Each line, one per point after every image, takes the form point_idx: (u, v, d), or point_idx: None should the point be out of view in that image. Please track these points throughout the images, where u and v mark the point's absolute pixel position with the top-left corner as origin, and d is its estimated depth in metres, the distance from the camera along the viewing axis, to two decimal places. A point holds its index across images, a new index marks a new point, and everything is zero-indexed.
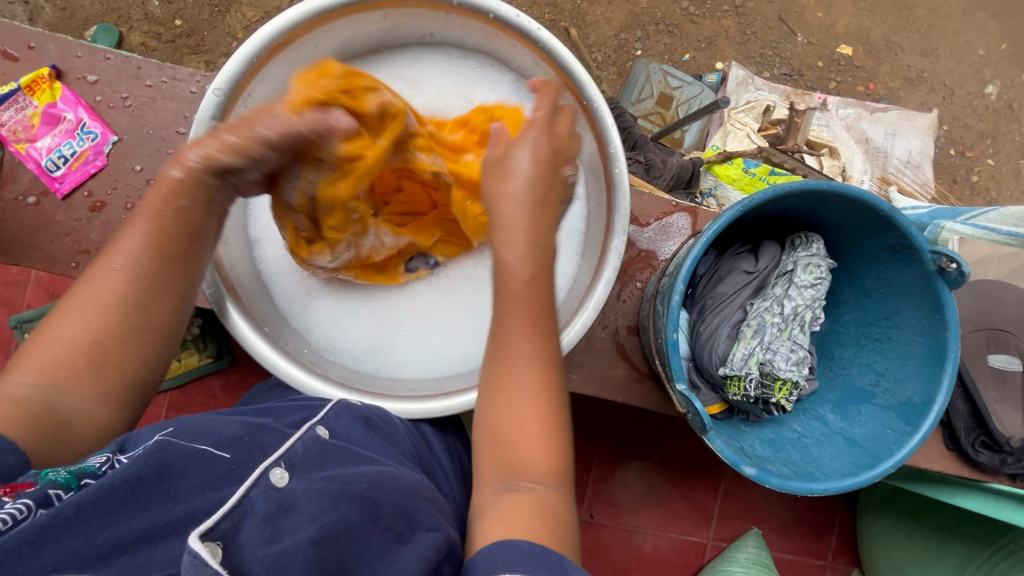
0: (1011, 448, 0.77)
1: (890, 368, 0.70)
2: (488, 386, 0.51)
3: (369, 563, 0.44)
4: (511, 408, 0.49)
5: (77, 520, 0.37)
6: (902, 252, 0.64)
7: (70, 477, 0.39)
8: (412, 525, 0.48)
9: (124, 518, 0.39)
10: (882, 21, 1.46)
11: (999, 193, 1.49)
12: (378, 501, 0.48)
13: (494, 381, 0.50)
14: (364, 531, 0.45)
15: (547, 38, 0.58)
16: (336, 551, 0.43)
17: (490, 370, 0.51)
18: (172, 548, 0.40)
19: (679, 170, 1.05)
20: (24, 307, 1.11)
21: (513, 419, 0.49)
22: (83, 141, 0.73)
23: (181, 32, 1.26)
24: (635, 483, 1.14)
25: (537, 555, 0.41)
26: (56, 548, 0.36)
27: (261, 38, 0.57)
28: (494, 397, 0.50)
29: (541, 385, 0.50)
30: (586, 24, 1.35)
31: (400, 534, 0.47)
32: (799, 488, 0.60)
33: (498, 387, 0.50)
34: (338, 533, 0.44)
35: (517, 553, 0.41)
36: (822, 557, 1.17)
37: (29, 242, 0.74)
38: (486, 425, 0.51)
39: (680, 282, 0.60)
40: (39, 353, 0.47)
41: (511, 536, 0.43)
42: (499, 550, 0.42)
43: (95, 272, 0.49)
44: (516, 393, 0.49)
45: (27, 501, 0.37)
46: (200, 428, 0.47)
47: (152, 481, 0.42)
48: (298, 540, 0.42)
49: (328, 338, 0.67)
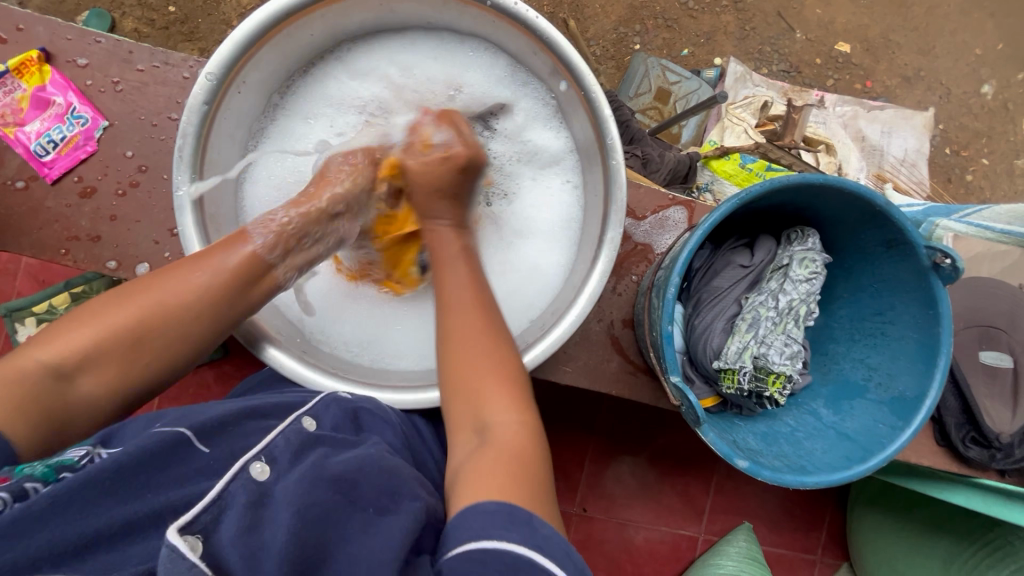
0: (1000, 444, 0.78)
1: (882, 362, 0.70)
2: (441, 338, 0.54)
3: (350, 539, 0.43)
4: (468, 348, 0.52)
5: (51, 515, 0.37)
6: (897, 248, 0.64)
7: (47, 470, 0.40)
8: (396, 500, 0.47)
9: (102, 511, 0.39)
10: (880, 19, 1.46)
11: (993, 192, 1.49)
12: (358, 481, 0.47)
13: (447, 329, 0.54)
14: (343, 511, 0.44)
15: (545, 27, 0.58)
16: (314, 534, 0.42)
17: (441, 323, 0.54)
18: (149, 544, 0.39)
19: (676, 164, 1.05)
20: (14, 295, 1.09)
21: (469, 360, 0.52)
22: (72, 126, 0.72)
23: (175, 19, 1.24)
24: (628, 477, 1.14)
25: (505, 516, 0.41)
26: (32, 541, 0.36)
27: (253, 22, 0.56)
28: (450, 346, 0.53)
29: (490, 334, 0.53)
30: (584, 17, 1.34)
31: (383, 509, 0.46)
32: (792, 481, 0.60)
33: (449, 332, 0.54)
34: (316, 516, 0.43)
35: (484, 517, 0.41)
36: (812, 551, 1.18)
37: (18, 227, 0.73)
38: (451, 370, 0.52)
39: (675, 274, 0.60)
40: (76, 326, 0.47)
41: (476, 500, 0.43)
42: (465, 518, 0.42)
43: (170, 283, 0.50)
44: (471, 341, 0.52)
45: (1, 494, 0.37)
46: (181, 419, 0.49)
47: (131, 471, 0.42)
48: (274, 538, 0.40)
49: (323, 330, 0.66)
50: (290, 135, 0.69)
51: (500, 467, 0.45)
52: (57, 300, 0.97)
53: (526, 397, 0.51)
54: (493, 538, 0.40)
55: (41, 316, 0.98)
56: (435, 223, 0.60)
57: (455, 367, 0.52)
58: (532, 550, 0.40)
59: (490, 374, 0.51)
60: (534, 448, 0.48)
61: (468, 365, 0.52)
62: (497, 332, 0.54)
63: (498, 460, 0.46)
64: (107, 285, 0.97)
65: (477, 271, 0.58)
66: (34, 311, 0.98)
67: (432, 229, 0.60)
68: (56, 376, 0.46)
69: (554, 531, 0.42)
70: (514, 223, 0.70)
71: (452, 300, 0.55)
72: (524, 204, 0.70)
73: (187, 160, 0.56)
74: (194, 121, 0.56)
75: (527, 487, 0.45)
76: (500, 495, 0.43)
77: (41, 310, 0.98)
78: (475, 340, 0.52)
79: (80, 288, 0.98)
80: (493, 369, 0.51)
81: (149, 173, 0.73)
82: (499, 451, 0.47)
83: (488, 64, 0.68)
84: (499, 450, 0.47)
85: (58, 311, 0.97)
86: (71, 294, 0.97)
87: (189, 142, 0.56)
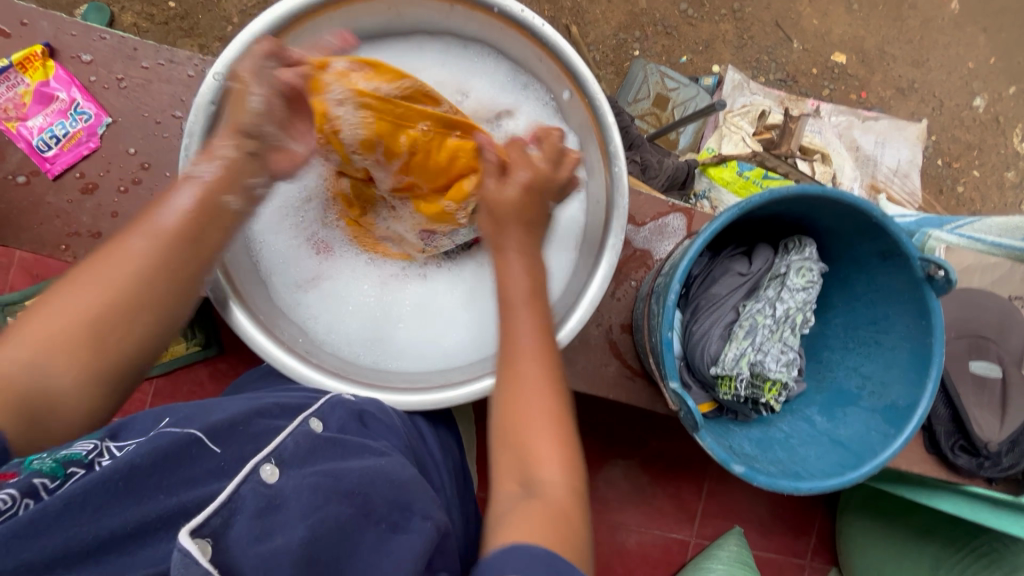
0: (988, 452, 0.80)
1: (875, 371, 0.71)
2: (497, 386, 0.54)
3: (362, 556, 0.45)
4: (527, 408, 0.52)
5: (67, 514, 0.38)
6: (892, 259, 0.66)
7: (56, 466, 0.39)
8: (407, 515, 0.50)
9: (115, 512, 0.40)
10: (876, 31, 1.48)
11: (982, 205, 1.52)
12: (369, 495, 0.49)
13: (508, 382, 0.54)
14: (356, 525, 0.47)
15: (552, 34, 0.58)
16: (325, 550, 0.43)
17: (503, 372, 0.54)
18: (161, 547, 0.40)
19: (675, 171, 1.06)
20: (6, 289, 1.09)
21: (526, 412, 0.52)
22: (75, 121, 0.72)
23: (175, 15, 1.24)
24: (620, 480, 1.15)
25: (545, 560, 0.42)
26: (47, 541, 0.36)
27: (261, 24, 0.56)
28: (506, 398, 0.53)
29: (552, 388, 0.54)
30: (585, 22, 1.35)
31: (395, 525, 0.48)
32: (787, 487, 0.61)
33: (512, 384, 0.53)
34: (327, 531, 0.44)
35: (529, 559, 0.42)
36: (801, 555, 1.19)
37: (18, 223, 0.73)
38: (505, 430, 0.53)
39: (676, 282, 0.61)
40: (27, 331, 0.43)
41: (525, 542, 0.44)
42: (509, 554, 0.42)
43: (113, 250, 0.47)
44: (530, 390, 0.53)
45: (12, 491, 0.37)
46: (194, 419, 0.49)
47: (146, 471, 0.42)
48: (289, 542, 0.42)
49: (327, 329, 0.66)
50: None
51: (546, 518, 0.46)
52: None
53: (575, 455, 0.52)
54: None
55: None
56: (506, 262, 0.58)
57: (517, 421, 0.52)
58: None
59: (548, 435, 0.52)
60: (578, 506, 0.49)
61: (530, 424, 0.52)
62: (558, 386, 0.54)
63: (547, 516, 0.47)
64: None
65: (544, 317, 0.56)
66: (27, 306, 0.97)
67: (501, 263, 0.58)
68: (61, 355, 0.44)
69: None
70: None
71: (516, 349, 0.54)
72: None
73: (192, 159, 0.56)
74: (200, 120, 0.56)
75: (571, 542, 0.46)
76: (542, 541, 0.44)
77: None
78: (536, 398, 0.53)
79: None
80: (550, 420, 0.52)
81: (152, 171, 0.73)
82: (543, 505, 0.48)
83: (490, 70, 0.69)
84: (546, 504, 0.48)
85: None
86: None
87: (194, 142, 0.56)
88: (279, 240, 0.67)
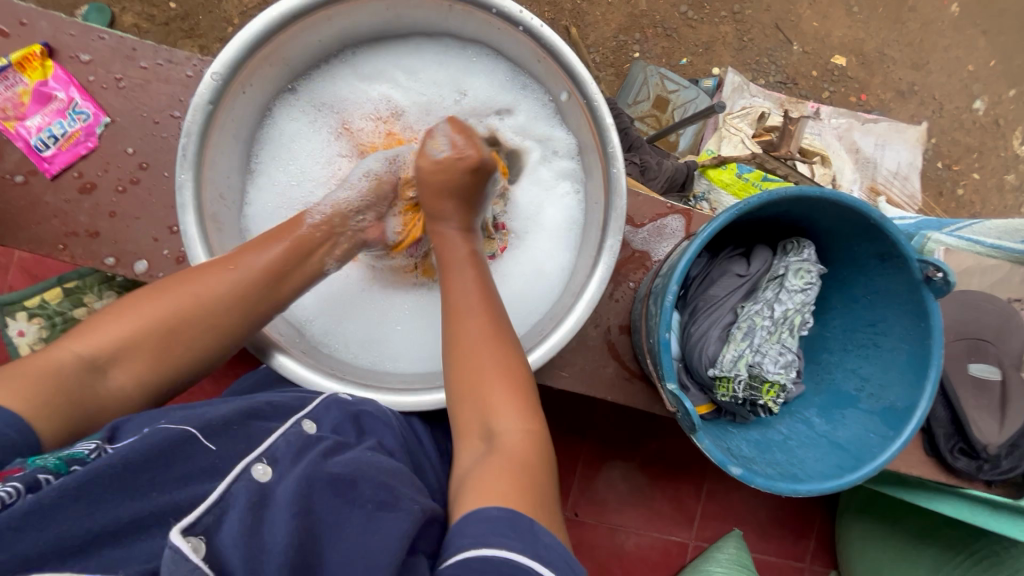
0: (988, 454, 0.80)
1: (874, 373, 0.71)
2: (449, 345, 0.55)
3: (348, 539, 0.44)
4: (477, 357, 0.53)
5: (62, 507, 0.38)
6: (890, 260, 0.65)
7: (59, 463, 0.41)
8: (394, 496, 0.48)
9: (110, 505, 0.40)
10: (876, 34, 1.48)
11: (983, 207, 1.52)
12: (357, 481, 0.48)
13: (453, 338, 0.55)
14: (342, 510, 0.45)
15: (550, 35, 0.58)
16: (311, 539, 0.43)
17: (451, 332, 0.55)
18: (155, 542, 0.40)
19: (674, 172, 1.06)
20: (5, 290, 1.09)
21: (477, 362, 0.53)
22: (74, 121, 0.72)
23: (176, 15, 1.24)
24: (619, 482, 1.15)
25: (506, 523, 0.41)
26: (42, 534, 0.37)
27: (259, 25, 0.56)
28: (457, 353, 0.54)
29: (498, 336, 0.54)
30: (585, 23, 1.36)
31: (383, 505, 0.47)
32: (784, 489, 0.61)
33: (456, 341, 0.55)
34: (315, 523, 0.44)
35: (487, 524, 0.41)
36: (801, 558, 1.19)
37: (15, 222, 0.73)
38: (460, 384, 0.53)
39: (673, 282, 0.60)
40: (107, 327, 0.50)
41: (482, 505, 0.43)
42: (467, 523, 0.42)
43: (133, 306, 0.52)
44: (481, 348, 0.53)
45: (16, 485, 0.38)
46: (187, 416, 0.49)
47: (139, 468, 0.42)
48: (275, 540, 0.41)
49: (325, 332, 0.66)
50: (292, 135, 0.69)
51: (505, 472, 0.46)
52: (49, 295, 0.96)
53: (533, 404, 0.52)
54: (492, 544, 0.40)
55: (32, 311, 0.97)
56: (442, 225, 0.62)
57: (468, 372, 0.53)
58: (532, 559, 0.40)
59: (501, 381, 0.52)
60: (538, 455, 0.49)
61: (482, 372, 0.52)
62: (504, 338, 0.54)
63: (509, 469, 0.46)
64: (100, 281, 0.95)
65: (483, 278, 0.59)
66: (26, 305, 0.97)
67: (441, 231, 0.62)
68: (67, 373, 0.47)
69: (555, 540, 0.42)
70: (522, 218, 0.72)
71: (457, 307, 0.56)
72: (523, 194, 0.72)
73: (190, 158, 0.56)
74: (198, 120, 0.56)
75: (536, 496, 0.45)
76: (504, 502, 0.43)
77: (33, 305, 0.96)
78: (486, 351, 0.53)
79: (72, 283, 0.97)
80: (499, 367, 0.52)
81: (149, 170, 0.73)
82: (503, 458, 0.47)
83: (490, 71, 0.69)
84: (506, 456, 0.48)
85: (50, 306, 0.96)
86: (64, 290, 0.96)
87: (193, 141, 0.56)
88: None
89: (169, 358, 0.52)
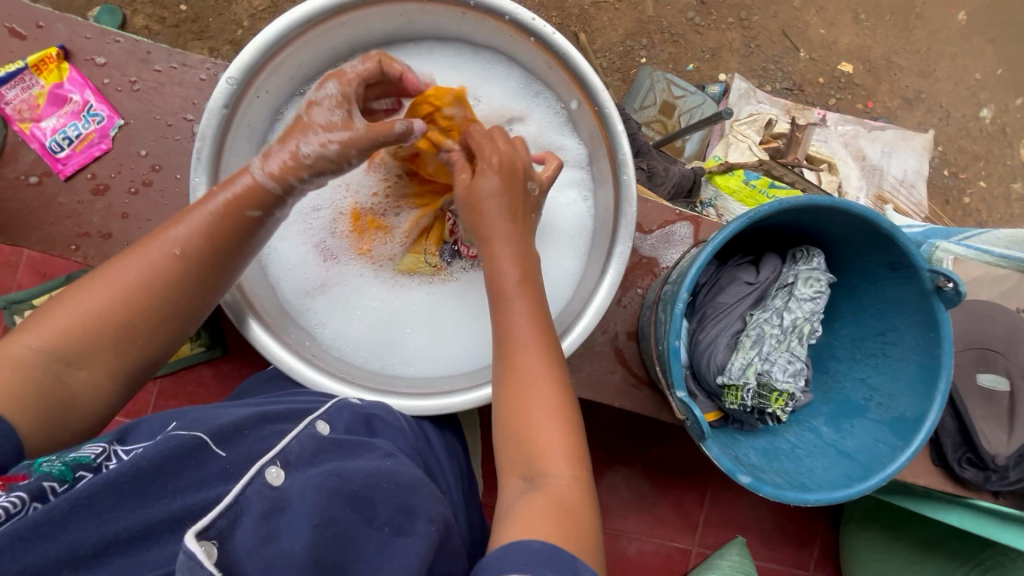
0: (996, 466, 0.79)
1: (883, 383, 0.71)
2: (503, 379, 0.53)
3: (366, 559, 0.45)
4: (529, 402, 0.52)
5: (71, 516, 0.38)
6: (901, 270, 0.65)
7: (66, 469, 0.41)
8: (412, 518, 0.49)
9: (120, 516, 0.40)
10: (883, 41, 1.48)
11: (989, 215, 1.52)
12: (374, 499, 0.48)
13: (507, 377, 0.53)
14: (358, 529, 0.46)
15: (562, 43, 0.59)
16: (330, 552, 0.44)
17: (504, 365, 0.53)
18: (166, 549, 0.41)
19: (681, 178, 1.07)
20: (14, 288, 1.10)
21: (530, 411, 0.52)
22: (88, 123, 0.73)
23: (186, 17, 1.25)
24: (623, 488, 1.15)
25: (548, 556, 0.42)
26: (52, 544, 0.38)
27: (275, 29, 0.57)
28: (510, 390, 0.52)
29: (548, 374, 0.52)
30: (593, 29, 1.36)
31: (398, 528, 0.48)
32: (793, 498, 0.61)
33: (509, 379, 0.53)
34: (335, 533, 0.45)
35: (528, 554, 0.42)
36: (804, 566, 1.18)
37: (29, 223, 0.73)
38: (508, 419, 0.52)
39: (683, 290, 0.61)
40: (82, 299, 0.49)
41: (524, 537, 0.44)
42: (509, 552, 0.42)
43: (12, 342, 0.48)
44: (530, 389, 0.52)
45: (20, 494, 0.38)
46: (199, 420, 0.50)
47: (149, 476, 0.42)
48: (293, 547, 0.42)
49: (335, 335, 0.67)
50: None
51: (545, 513, 0.46)
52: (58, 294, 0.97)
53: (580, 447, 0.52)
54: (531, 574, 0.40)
55: None
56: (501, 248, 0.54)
57: (520, 416, 0.52)
58: None
59: (553, 422, 0.51)
60: (586, 499, 0.49)
61: (535, 415, 0.51)
62: (558, 372, 0.53)
63: (543, 510, 0.47)
64: None
65: (537, 308, 0.54)
66: (34, 304, 0.97)
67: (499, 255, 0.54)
68: (55, 361, 0.48)
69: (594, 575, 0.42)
70: None
71: (512, 341, 0.53)
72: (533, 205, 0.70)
73: (204, 161, 0.57)
74: (213, 124, 0.57)
75: (569, 528, 0.46)
76: (544, 536, 0.44)
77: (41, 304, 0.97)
78: (541, 396, 0.52)
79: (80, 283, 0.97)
80: (555, 402, 0.52)
81: (162, 173, 0.74)
82: (549, 503, 0.47)
83: (504, 77, 0.69)
84: (549, 498, 0.48)
85: None
86: None
87: (207, 145, 0.57)
88: (288, 247, 0.67)
89: (135, 349, 0.51)
